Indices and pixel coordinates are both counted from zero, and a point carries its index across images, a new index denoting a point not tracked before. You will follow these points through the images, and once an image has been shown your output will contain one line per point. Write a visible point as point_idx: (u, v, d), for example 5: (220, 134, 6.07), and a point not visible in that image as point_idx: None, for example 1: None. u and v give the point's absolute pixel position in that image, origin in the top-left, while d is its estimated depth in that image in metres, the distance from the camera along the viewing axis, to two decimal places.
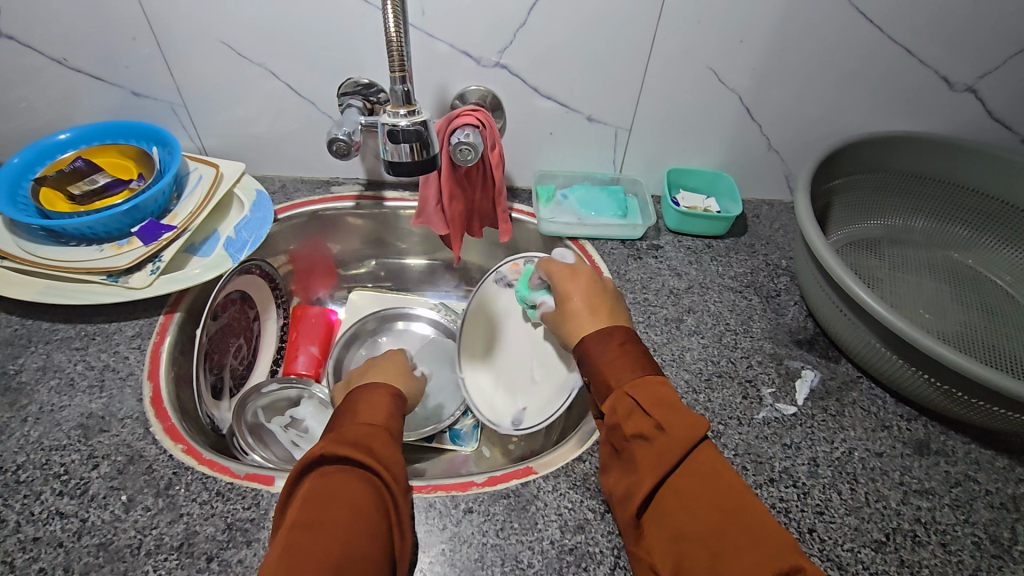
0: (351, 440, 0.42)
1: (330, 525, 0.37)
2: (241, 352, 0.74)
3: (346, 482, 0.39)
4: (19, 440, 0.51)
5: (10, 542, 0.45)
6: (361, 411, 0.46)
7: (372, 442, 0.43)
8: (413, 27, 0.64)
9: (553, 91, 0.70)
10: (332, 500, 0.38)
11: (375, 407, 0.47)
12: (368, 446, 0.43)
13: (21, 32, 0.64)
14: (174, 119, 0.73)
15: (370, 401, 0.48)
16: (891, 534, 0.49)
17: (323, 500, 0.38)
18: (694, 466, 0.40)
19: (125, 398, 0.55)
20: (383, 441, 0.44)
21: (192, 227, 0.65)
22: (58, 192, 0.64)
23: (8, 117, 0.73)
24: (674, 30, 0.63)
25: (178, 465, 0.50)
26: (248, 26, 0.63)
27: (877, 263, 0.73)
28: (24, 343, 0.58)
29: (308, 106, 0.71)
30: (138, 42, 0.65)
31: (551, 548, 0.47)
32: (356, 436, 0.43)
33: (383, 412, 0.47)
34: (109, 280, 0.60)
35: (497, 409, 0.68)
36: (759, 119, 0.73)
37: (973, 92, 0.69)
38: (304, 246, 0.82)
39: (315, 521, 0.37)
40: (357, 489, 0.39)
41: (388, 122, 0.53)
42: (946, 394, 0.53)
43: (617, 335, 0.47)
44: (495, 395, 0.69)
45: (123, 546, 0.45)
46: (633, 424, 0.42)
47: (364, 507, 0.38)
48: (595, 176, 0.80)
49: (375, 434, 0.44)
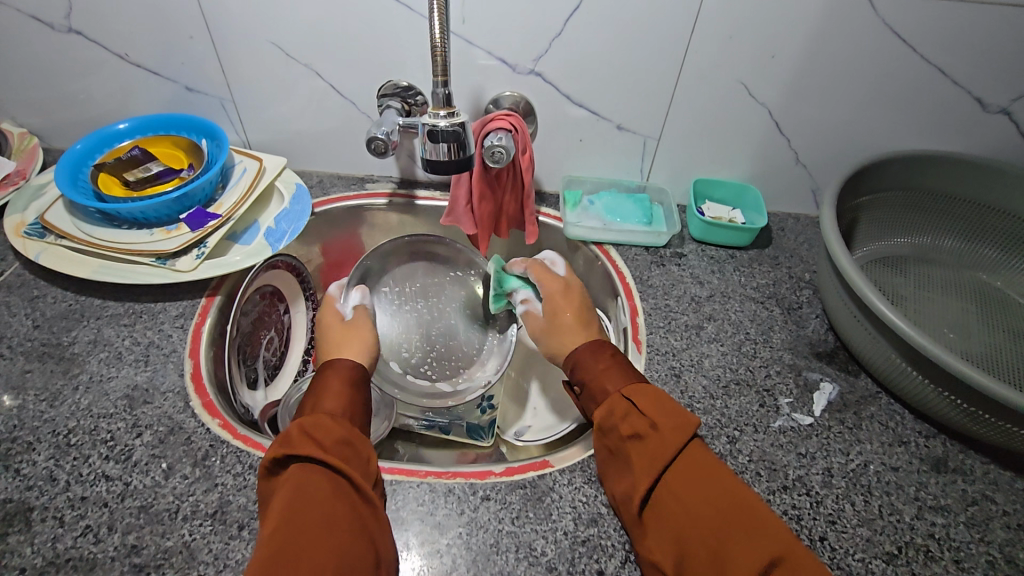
0: (303, 432, 0.45)
1: (311, 510, 0.39)
2: (273, 345, 0.76)
3: (310, 467, 0.42)
4: (71, 407, 0.54)
5: (60, 500, 0.48)
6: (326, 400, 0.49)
7: (329, 428, 0.45)
8: (453, 34, 0.66)
9: (585, 99, 0.72)
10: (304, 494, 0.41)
11: (328, 391, 0.50)
12: (324, 431, 0.45)
13: (89, 28, 0.68)
14: (222, 113, 0.77)
15: (324, 385, 0.51)
16: (904, 547, 0.49)
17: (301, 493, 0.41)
18: (693, 460, 0.43)
19: (167, 373, 0.58)
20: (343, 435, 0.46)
21: (235, 216, 0.69)
22: (114, 178, 0.69)
23: (72, 107, 0.78)
24: (707, 43, 0.65)
25: (214, 438, 0.53)
26: (299, 29, 0.66)
27: (902, 280, 0.73)
28: (78, 317, 0.62)
29: (349, 106, 0.74)
30: (194, 41, 0.69)
31: (565, 538, 0.48)
32: (312, 428, 0.45)
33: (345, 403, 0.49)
34: (157, 262, 0.64)
35: (506, 419, 0.75)
36: (789, 133, 0.74)
37: (1007, 114, 0.69)
38: (337, 239, 0.85)
39: (287, 509, 0.39)
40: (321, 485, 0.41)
41: (429, 123, 0.56)
42: (966, 412, 0.53)
43: (609, 349, 0.54)
44: (507, 409, 0.76)
45: (162, 510, 0.48)
46: (629, 425, 0.46)
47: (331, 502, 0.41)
48: (622, 183, 0.82)
49: (328, 417, 0.47)
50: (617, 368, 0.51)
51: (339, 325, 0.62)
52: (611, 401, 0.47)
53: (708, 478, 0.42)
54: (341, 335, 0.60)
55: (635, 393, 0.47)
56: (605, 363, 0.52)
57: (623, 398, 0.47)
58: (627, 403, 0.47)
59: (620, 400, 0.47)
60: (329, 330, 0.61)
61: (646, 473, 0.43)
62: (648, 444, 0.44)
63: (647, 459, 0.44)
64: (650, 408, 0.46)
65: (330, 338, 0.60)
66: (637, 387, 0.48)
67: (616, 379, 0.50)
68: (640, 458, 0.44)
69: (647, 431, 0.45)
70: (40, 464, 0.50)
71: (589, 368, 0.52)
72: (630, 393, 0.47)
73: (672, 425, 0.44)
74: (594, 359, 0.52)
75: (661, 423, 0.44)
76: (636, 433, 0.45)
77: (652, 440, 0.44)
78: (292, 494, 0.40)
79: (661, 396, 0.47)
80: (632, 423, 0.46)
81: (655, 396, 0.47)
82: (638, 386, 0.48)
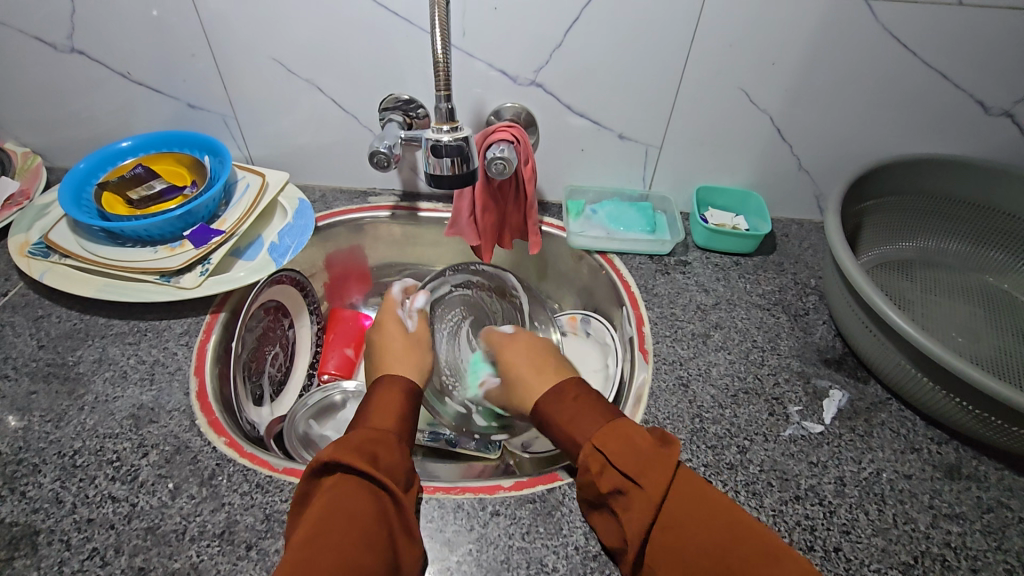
0: (358, 444, 0.45)
1: (353, 524, 0.39)
2: (278, 361, 0.76)
3: (355, 479, 0.42)
4: (76, 427, 0.54)
5: (66, 522, 0.48)
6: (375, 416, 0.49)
7: (383, 446, 0.46)
8: (453, 47, 0.66)
9: (586, 109, 0.72)
10: (346, 507, 0.40)
11: (385, 408, 0.51)
12: (377, 448, 0.45)
13: (91, 48, 0.69)
14: (225, 129, 0.78)
15: (383, 402, 0.51)
16: (920, 557, 0.49)
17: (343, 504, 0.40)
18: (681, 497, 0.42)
19: (173, 392, 0.58)
20: (389, 449, 0.46)
21: (238, 232, 0.69)
22: (118, 197, 0.69)
23: (75, 125, 0.78)
24: (707, 52, 0.65)
25: (221, 457, 0.53)
26: (301, 45, 0.67)
27: (909, 285, 0.73)
28: (83, 336, 0.62)
29: (350, 120, 0.74)
30: (196, 58, 0.69)
31: (576, 553, 0.48)
32: (366, 441, 0.45)
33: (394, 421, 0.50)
34: (162, 280, 0.64)
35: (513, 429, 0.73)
36: (791, 139, 0.74)
37: (1009, 116, 0.68)
38: (341, 252, 0.85)
39: (330, 517, 0.39)
40: (363, 498, 0.41)
41: (432, 137, 0.56)
42: (978, 417, 0.52)
43: (570, 391, 0.54)
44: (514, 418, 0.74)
45: (169, 531, 0.47)
46: (607, 480, 0.45)
47: (369, 514, 0.41)
48: (624, 192, 0.82)
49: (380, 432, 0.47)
50: (588, 408, 0.51)
51: (402, 335, 0.65)
52: (586, 455, 0.47)
53: (698, 516, 0.41)
54: (402, 347, 0.63)
55: (605, 442, 0.46)
56: (569, 412, 0.52)
57: (595, 450, 0.46)
58: (601, 456, 0.46)
59: (594, 451, 0.47)
60: (391, 338, 0.64)
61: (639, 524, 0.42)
62: (633, 499, 0.43)
63: (636, 514, 0.43)
64: (621, 458, 0.45)
65: (392, 347, 0.63)
66: (608, 434, 0.47)
67: (585, 426, 0.49)
68: (630, 513, 0.43)
69: (628, 485, 0.44)
70: (46, 486, 0.50)
71: (555, 416, 0.53)
72: (601, 441, 0.46)
73: (650, 473, 0.43)
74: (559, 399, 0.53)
75: (638, 473, 0.43)
76: (617, 487, 0.44)
77: (635, 493, 0.43)
78: (340, 504, 0.40)
79: (633, 440, 0.46)
80: (611, 479, 0.45)
81: (619, 440, 0.46)
82: (607, 433, 0.47)
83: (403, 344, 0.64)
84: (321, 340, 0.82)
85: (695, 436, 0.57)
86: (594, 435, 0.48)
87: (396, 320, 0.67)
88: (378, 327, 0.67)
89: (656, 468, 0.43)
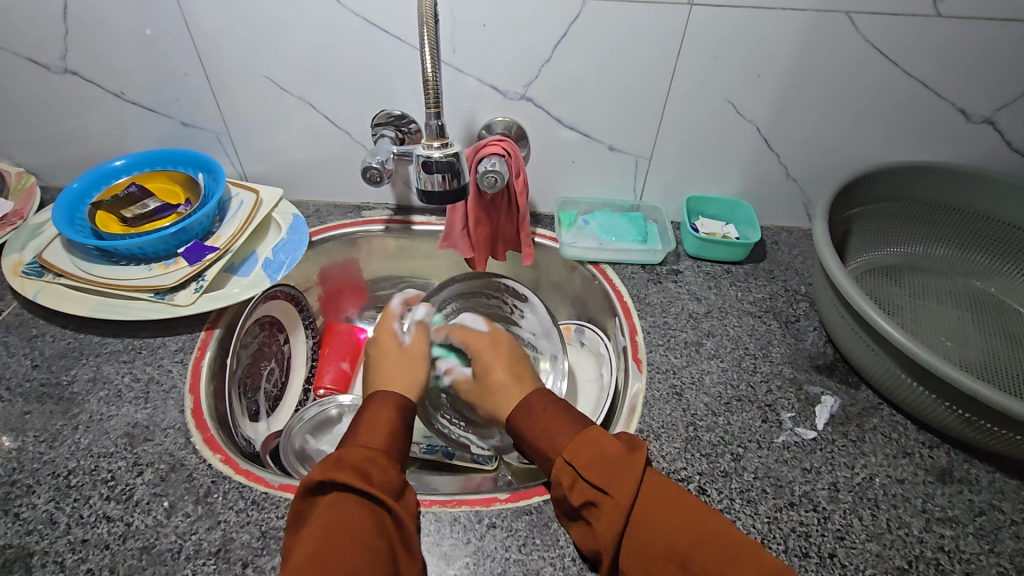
0: (351, 462, 0.45)
1: (355, 538, 0.40)
2: (273, 376, 0.76)
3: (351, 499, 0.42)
4: (71, 447, 0.54)
5: (61, 543, 0.48)
6: (366, 431, 0.49)
7: (376, 461, 0.46)
8: (444, 63, 0.67)
9: (576, 122, 0.73)
10: (345, 527, 0.40)
11: (377, 424, 0.50)
12: (370, 465, 0.45)
13: (85, 68, 0.69)
14: (218, 147, 0.78)
15: (371, 415, 0.51)
16: (913, 561, 0.49)
17: (344, 524, 0.40)
18: (653, 503, 0.43)
19: (168, 410, 0.58)
20: (381, 467, 0.46)
21: (233, 248, 0.69)
22: (112, 215, 0.69)
23: (69, 144, 0.78)
24: (694, 64, 0.66)
25: (216, 474, 0.53)
26: (293, 63, 0.67)
27: (898, 290, 0.74)
28: (77, 355, 0.62)
29: (343, 136, 0.75)
30: (189, 77, 0.70)
31: (573, 564, 0.48)
32: (358, 458, 0.45)
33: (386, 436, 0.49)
34: (156, 297, 0.64)
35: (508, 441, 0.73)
36: (778, 149, 0.75)
37: (990, 123, 0.70)
38: (335, 266, 0.85)
39: (332, 534, 0.39)
40: (361, 517, 0.41)
41: (422, 153, 0.57)
42: (967, 420, 0.53)
43: (538, 402, 0.53)
44: None
45: (165, 550, 0.47)
46: (579, 493, 0.45)
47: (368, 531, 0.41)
48: (615, 203, 0.83)
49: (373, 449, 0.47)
50: (556, 422, 0.50)
51: (397, 351, 0.62)
52: (558, 469, 0.47)
53: (668, 525, 0.41)
54: (400, 362, 0.60)
55: (575, 454, 0.46)
56: (542, 415, 0.51)
57: (567, 464, 0.46)
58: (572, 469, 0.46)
59: (565, 465, 0.46)
60: (386, 359, 0.60)
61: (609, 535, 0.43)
62: (602, 510, 0.43)
63: (607, 524, 0.43)
64: (589, 469, 0.45)
65: (387, 361, 0.60)
66: (579, 446, 0.46)
67: (555, 434, 0.49)
68: (598, 523, 0.44)
69: (600, 496, 0.44)
70: (40, 507, 0.50)
71: (528, 424, 0.52)
72: (573, 455, 0.46)
73: (619, 484, 0.43)
74: (529, 416, 0.52)
75: (608, 485, 0.43)
76: (587, 498, 0.44)
77: (606, 505, 0.43)
78: (340, 522, 0.40)
79: (601, 448, 0.46)
80: (580, 492, 0.45)
81: (595, 450, 0.46)
82: (577, 445, 0.47)
83: (398, 362, 0.60)
84: (316, 354, 0.82)
85: (689, 445, 0.57)
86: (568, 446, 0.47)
87: (392, 335, 0.63)
88: (374, 344, 0.63)
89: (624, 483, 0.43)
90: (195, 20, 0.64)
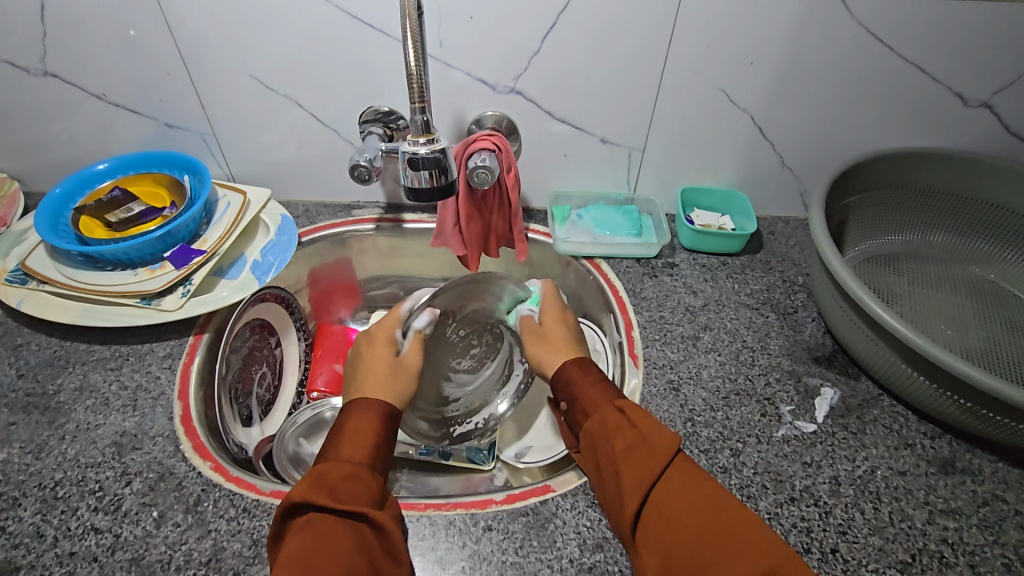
0: (326, 480, 0.44)
1: (333, 557, 0.39)
2: (265, 380, 0.75)
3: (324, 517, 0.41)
4: (57, 458, 0.53)
5: (48, 557, 0.47)
6: (345, 442, 0.48)
7: (359, 478, 0.45)
8: (430, 57, 0.66)
9: (567, 115, 0.71)
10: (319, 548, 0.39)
11: (357, 435, 0.48)
12: (346, 482, 0.44)
13: (64, 70, 0.68)
14: (204, 148, 0.77)
15: (352, 426, 0.49)
16: (917, 555, 0.48)
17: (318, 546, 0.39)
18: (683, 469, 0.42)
19: (156, 417, 0.57)
20: (361, 482, 0.45)
21: (220, 251, 0.68)
22: (96, 220, 0.68)
23: (51, 148, 0.77)
24: (686, 53, 0.65)
25: (206, 482, 0.52)
26: (277, 61, 0.66)
27: (896, 279, 0.73)
28: (63, 364, 0.61)
29: (331, 134, 0.74)
30: (171, 77, 0.68)
31: (571, 566, 0.47)
32: (339, 476, 0.44)
33: (364, 444, 0.48)
34: (142, 303, 0.63)
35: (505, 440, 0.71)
36: (772, 138, 0.74)
37: (988, 107, 0.69)
38: (326, 266, 0.84)
39: (308, 554, 0.39)
40: (337, 536, 0.40)
41: (408, 150, 0.55)
42: (967, 409, 0.52)
43: (597, 364, 0.53)
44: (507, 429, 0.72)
45: (154, 561, 0.46)
46: (619, 441, 0.45)
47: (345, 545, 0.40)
48: (609, 196, 0.82)
49: (349, 464, 0.45)
50: (605, 384, 0.50)
51: (387, 359, 0.56)
52: (602, 416, 0.47)
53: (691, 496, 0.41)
54: (386, 374, 0.55)
55: (627, 407, 0.47)
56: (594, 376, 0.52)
57: (615, 412, 0.47)
58: (618, 418, 0.46)
59: (614, 413, 0.47)
60: (377, 362, 0.56)
61: (635, 489, 0.42)
62: (637, 457, 0.43)
63: (637, 474, 0.43)
64: (642, 420, 0.45)
65: (370, 372, 0.55)
66: (628, 401, 0.47)
67: (603, 396, 0.49)
68: (630, 472, 0.43)
69: (637, 444, 0.44)
70: (27, 520, 0.49)
71: (575, 385, 0.51)
72: (625, 405, 0.47)
73: (659, 437, 0.43)
74: (581, 375, 0.52)
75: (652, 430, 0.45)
76: (628, 446, 0.44)
77: (642, 454, 0.43)
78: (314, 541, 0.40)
79: (648, 411, 0.46)
80: (623, 439, 0.45)
81: (643, 408, 0.47)
82: (632, 401, 0.47)
83: (385, 371, 0.55)
84: (309, 356, 0.81)
85: (688, 441, 0.56)
86: (618, 398, 0.48)
87: (386, 343, 0.57)
88: (366, 345, 0.58)
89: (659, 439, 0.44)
90: (175, 18, 0.62)
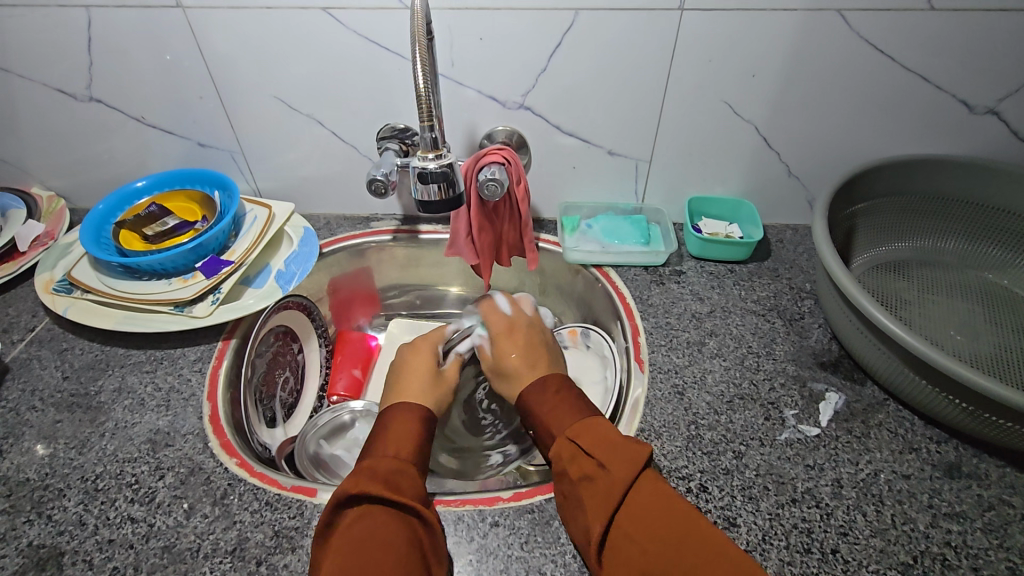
0: (379, 473, 0.47)
1: (387, 547, 0.41)
2: (288, 384, 0.78)
3: (378, 509, 0.44)
4: (98, 453, 0.57)
5: (89, 543, 0.50)
6: (390, 442, 0.51)
7: (405, 475, 0.48)
8: (443, 76, 0.70)
9: (575, 128, 0.74)
10: (376, 538, 0.42)
11: (401, 438, 0.52)
12: (396, 477, 0.47)
13: (108, 95, 0.74)
14: (233, 165, 0.82)
15: (395, 429, 0.53)
16: (919, 557, 0.49)
17: (374, 536, 0.42)
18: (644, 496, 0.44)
19: (187, 417, 0.61)
20: (408, 476, 0.48)
21: (247, 261, 0.72)
22: (134, 233, 0.73)
23: (95, 167, 0.83)
24: (688, 68, 0.67)
25: (232, 477, 0.55)
26: (299, 83, 0.71)
27: (905, 285, 0.73)
28: (103, 367, 0.66)
29: (351, 150, 0.78)
30: (204, 100, 0.73)
31: (574, 561, 0.49)
32: (387, 471, 0.47)
33: (408, 445, 0.51)
34: (175, 310, 0.68)
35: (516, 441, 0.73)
36: (778, 147, 0.75)
37: (995, 113, 0.69)
38: (346, 276, 0.88)
39: (367, 543, 0.42)
40: (390, 527, 0.43)
41: (418, 165, 0.59)
42: (973, 414, 0.53)
43: (554, 384, 0.57)
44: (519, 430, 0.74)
45: (184, 549, 0.50)
46: (578, 466, 0.48)
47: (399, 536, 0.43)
48: (618, 206, 0.84)
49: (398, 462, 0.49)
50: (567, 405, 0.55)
51: (429, 367, 0.63)
52: (559, 444, 0.50)
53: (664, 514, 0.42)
54: (425, 378, 0.62)
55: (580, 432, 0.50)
56: (551, 404, 0.55)
57: (569, 440, 0.50)
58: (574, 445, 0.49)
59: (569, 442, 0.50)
60: (421, 370, 0.63)
61: (597, 513, 0.44)
62: (597, 482, 0.46)
63: (598, 498, 0.45)
64: (597, 447, 0.48)
65: (414, 375, 0.62)
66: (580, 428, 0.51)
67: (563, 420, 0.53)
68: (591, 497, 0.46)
69: (596, 470, 0.47)
70: (70, 509, 0.53)
71: (540, 407, 0.56)
72: (574, 432, 0.50)
73: (614, 459, 0.46)
74: (542, 398, 0.56)
75: (606, 462, 0.46)
76: (587, 471, 0.47)
77: (601, 478, 0.46)
78: (371, 531, 0.42)
79: (607, 434, 0.49)
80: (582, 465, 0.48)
81: (595, 432, 0.50)
82: (583, 425, 0.51)
83: (428, 380, 0.62)
84: (330, 362, 0.85)
85: (691, 443, 0.58)
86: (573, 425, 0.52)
87: (431, 353, 0.65)
88: (410, 352, 0.66)
89: (601, 492, 0.45)
90: (208, 46, 0.67)
